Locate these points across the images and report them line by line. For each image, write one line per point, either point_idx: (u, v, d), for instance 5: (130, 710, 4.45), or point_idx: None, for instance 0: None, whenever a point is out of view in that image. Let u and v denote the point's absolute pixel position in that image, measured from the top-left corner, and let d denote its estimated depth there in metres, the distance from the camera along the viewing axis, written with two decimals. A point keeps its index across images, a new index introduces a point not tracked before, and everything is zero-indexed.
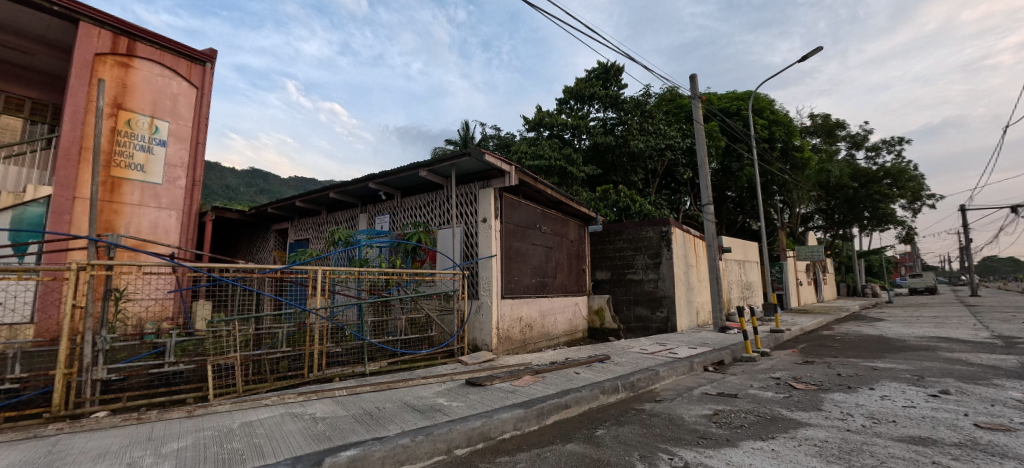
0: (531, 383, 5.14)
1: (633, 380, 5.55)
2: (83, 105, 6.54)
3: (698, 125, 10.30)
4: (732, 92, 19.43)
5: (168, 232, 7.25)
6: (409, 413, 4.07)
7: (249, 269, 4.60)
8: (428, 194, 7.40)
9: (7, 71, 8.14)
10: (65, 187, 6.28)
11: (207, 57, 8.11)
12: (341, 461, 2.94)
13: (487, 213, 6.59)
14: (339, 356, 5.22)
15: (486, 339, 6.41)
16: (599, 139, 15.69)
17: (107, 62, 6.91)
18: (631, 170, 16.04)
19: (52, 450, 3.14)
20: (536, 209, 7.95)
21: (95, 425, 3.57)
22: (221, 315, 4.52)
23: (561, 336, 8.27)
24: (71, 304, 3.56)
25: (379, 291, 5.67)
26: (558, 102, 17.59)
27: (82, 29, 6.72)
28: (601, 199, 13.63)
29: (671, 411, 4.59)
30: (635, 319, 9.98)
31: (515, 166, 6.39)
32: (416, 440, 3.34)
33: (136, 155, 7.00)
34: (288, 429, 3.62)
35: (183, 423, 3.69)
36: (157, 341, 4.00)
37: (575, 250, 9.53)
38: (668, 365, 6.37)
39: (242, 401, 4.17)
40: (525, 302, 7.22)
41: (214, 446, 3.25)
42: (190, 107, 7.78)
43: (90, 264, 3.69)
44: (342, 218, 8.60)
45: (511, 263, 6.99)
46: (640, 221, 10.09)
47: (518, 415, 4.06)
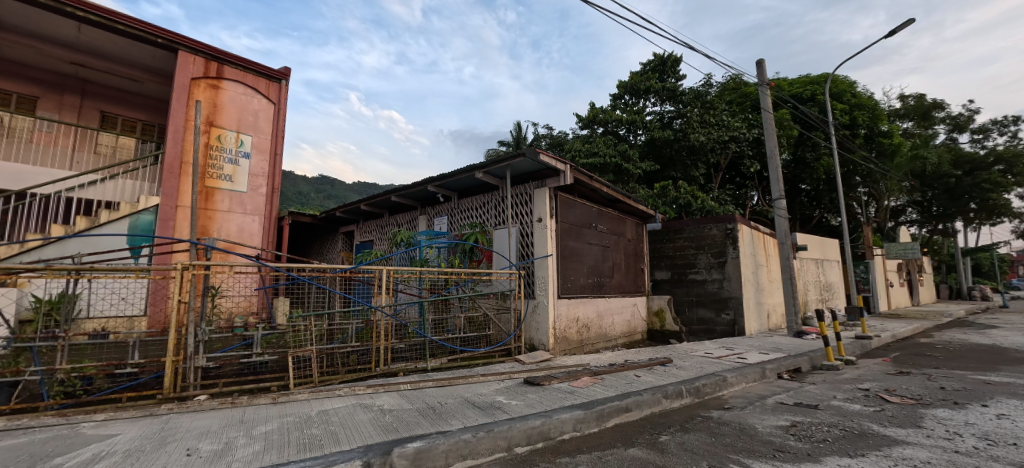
0: (589, 384, 5.03)
1: (698, 385, 5.25)
2: (182, 124, 7.40)
3: (767, 114, 9.58)
4: (806, 76, 17.88)
5: (252, 235, 8.00)
6: (470, 409, 4.14)
7: (322, 269, 4.93)
8: (483, 195, 7.53)
9: (125, 99, 9.49)
10: (169, 197, 7.15)
11: (281, 75, 8.84)
12: (408, 453, 3.06)
13: (542, 212, 6.57)
14: (402, 352, 5.44)
15: (543, 339, 6.39)
16: (656, 134, 15.10)
17: (201, 85, 7.76)
18: (691, 165, 15.28)
19: (164, 427, 3.58)
20: (591, 207, 7.80)
21: (198, 407, 4.01)
22: (299, 311, 4.90)
23: (619, 337, 8.06)
24: (176, 300, 4.03)
25: (439, 290, 5.83)
26: (612, 98, 17.21)
27: (180, 57, 7.62)
28: (660, 196, 13.11)
29: (743, 420, 4.28)
30: (698, 321, 9.48)
31: (570, 165, 6.32)
32: (478, 436, 3.40)
33: (226, 167, 7.80)
34: (359, 419, 3.84)
35: (269, 409, 4.04)
36: (246, 334, 4.41)
37: (633, 249, 9.24)
38: (737, 371, 5.97)
39: (318, 391, 4.48)
40: (582, 302, 7.11)
41: (296, 431, 3.52)
42: (269, 121, 8.52)
43: (191, 264, 4.15)
44: (402, 219, 9.00)
45: (567, 263, 6.92)
46: (703, 217, 9.56)
47: (577, 416, 4.00)
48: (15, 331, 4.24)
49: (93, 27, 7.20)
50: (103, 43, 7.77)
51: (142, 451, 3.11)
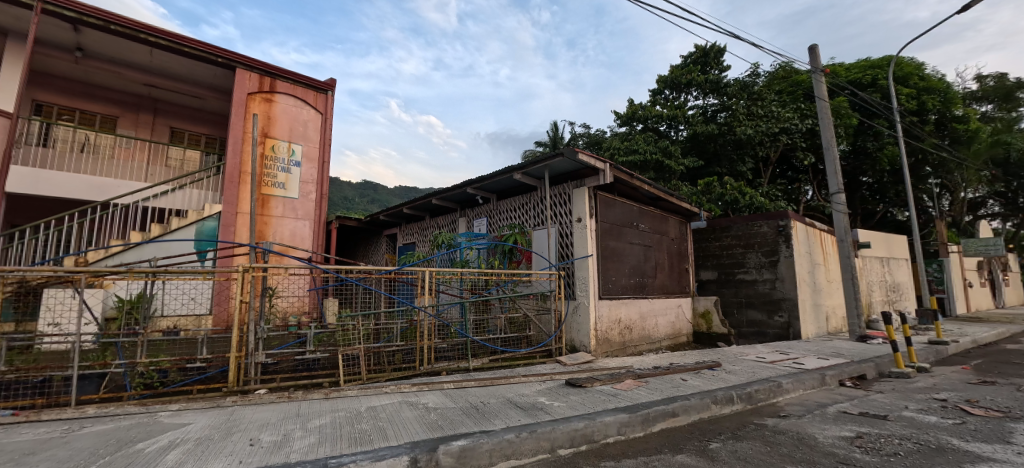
0: (633, 387, 4.90)
1: (750, 391, 4.99)
2: (241, 136, 7.94)
3: (822, 103, 8.98)
4: (865, 60, 16.61)
5: (304, 239, 8.44)
6: (513, 409, 4.16)
7: (369, 270, 5.11)
8: (522, 196, 7.55)
9: (192, 115, 10.34)
10: (230, 204, 7.69)
11: (328, 86, 9.27)
12: (453, 451, 3.12)
13: (581, 212, 6.49)
14: (445, 351, 5.54)
15: (584, 340, 6.30)
16: (699, 128, 14.56)
17: (256, 99, 8.29)
18: (738, 160, 14.56)
19: (230, 418, 3.84)
20: (632, 206, 7.62)
21: (259, 400, 4.28)
22: (347, 310, 5.12)
23: (663, 340, 7.81)
24: (238, 300, 4.33)
25: (480, 291, 5.91)
26: (652, 93, 16.85)
27: (238, 74, 8.19)
28: (704, 193, 12.61)
29: (802, 430, 4.01)
30: (748, 323, 9.01)
31: (610, 163, 6.20)
32: (521, 436, 3.40)
33: (279, 175, 8.28)
34: (406, 416, 3.95)
35: (322, 403, 4.24)
36: (300, 333, 4.66)
37: (676, 248, 8.94)
38: (793, 377, 5.62)
39: (367, 388, 4.65)
40: (624, 303, 6.95)
41: (348, 426, 3.67)
42: (317, 131, 8.97)
43: (251, 266, 4.44)
44: (443, 222, 9.20)
45: (608, 263, 6.79)
46: (752, 214, 9.09)
47: (621, 419, 3.90)
48: (103, 327, 4.72)
49: (163, 51, 7.91)
50: (171, 65, 8.51)
51: (210, 440, 3.35)
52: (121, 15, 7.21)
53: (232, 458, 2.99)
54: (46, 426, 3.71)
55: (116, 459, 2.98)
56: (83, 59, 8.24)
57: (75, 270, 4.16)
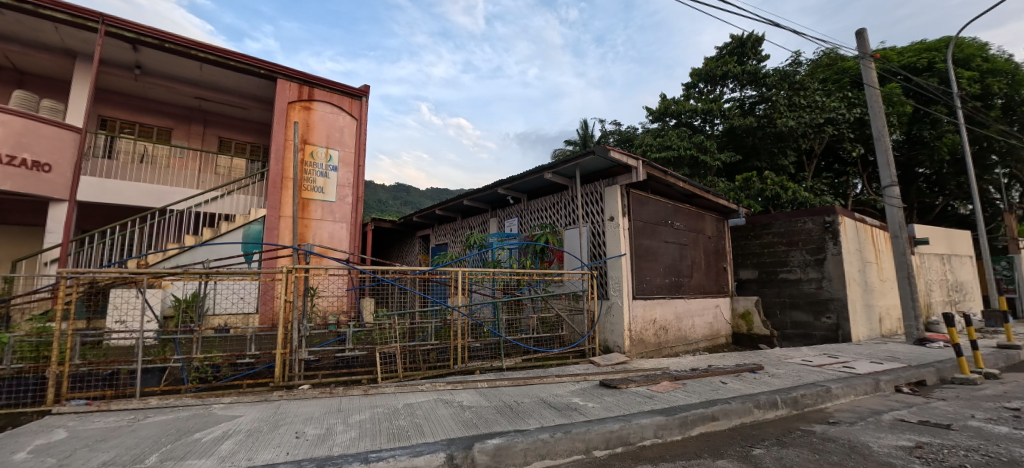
0: (670, 389, 4.78)
1: (796, 396, 4.75)
2: (282, 143, 8.34)
3: (872, 90, 8.44)
4: (920, 42, 15.50)
5: (341, 241, 8.75)
6: (546, 409, 4.14)
7: (404, 271, 5.26)
8: (553, 195, 7.52)
9: (239, 125, 10.96)
10: (274, 209, 8.08)
11: (362, 93, 9.56)
12: (488, 449, 3.14)
13: (614, 211, 6.39)
14: (478, 351, 5.60)
15: (618, 341, 6.20)
16: (736, 122, 14.12)
17: (296, 107, 8.68)
18: (779, 153, 13.86)
19: (277, 412, 4.04)
20: (666, 203, 7.43)
21: (303, 395, 4.48)
22: (383, 310, 5.27)
23: (700, 341, 7.58)
24: (283, 299, 4.56)
25: (512, 291, 5.92)
26: (685, 87, 16.49)
27: (279, 84, 8.59)
28: (743, 189, 12.13)
29: (854, 437, 3.79)
30: (792, 324, 8.58)
31: (642, 160, 6.06)
32: (556, 436, 3.39)
33: (318, 180, 8.64)
34: (441, 414, 4.02)
35: (362, 399, 4.39)
36: (340, 331, 4.84)
37: (713, 246, 8.65)
38: (843, 382, 5.31)
39: (403, 385, 4.77)
40: (659, 303, 6.79)
41: (386, 422, 3.78)
42: (353, 136, 9.27)
43: (294, 267, 4.67)
44: (474, 222, 9.30)
45: (641, 263, 6.66)
46: (795, 210, 8.67)
47: (658, 422, 3.81)
48: (163, 325, 5.08)
49: (211, 65, 8.41)
50: (218, 79, 9.04)
51: (260, 431, 3.54)
52: (174, 34, 7.72)
53: (279, 450, 3.14)
54: (115, 416, 4.03)
55: (176, 448, 3.20)
56: (141, 76, 8.89)
57: (138, 271, 4.49)
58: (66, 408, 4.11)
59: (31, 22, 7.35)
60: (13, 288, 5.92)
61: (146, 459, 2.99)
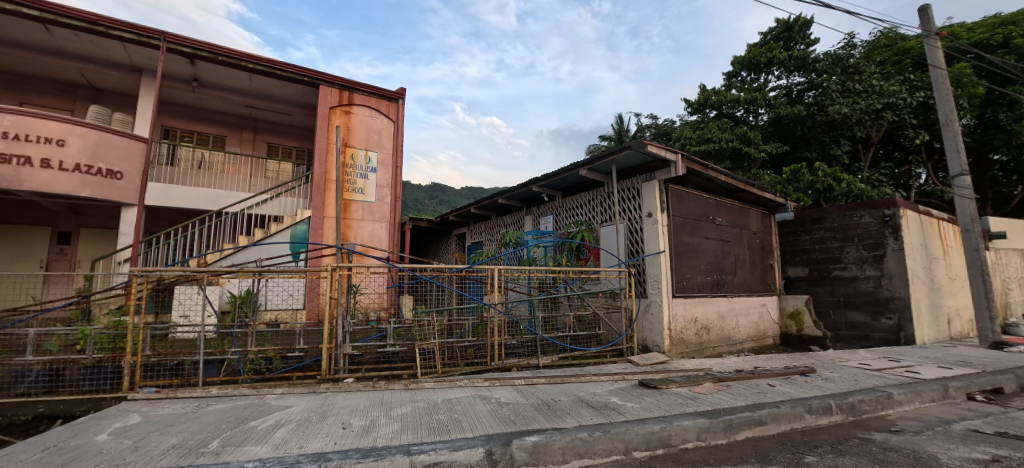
0: (713, 391, 4.61)
1: (853, 401, 4.46)
2: (325, 147, 8.70)
3: (938, 71, 7.75)
4: (994, 16, 14.07)
5: (381, 240, 9.04)
6: (584, 408, 4.11)
7: (442, 269, 5.38)
8: (589, 192, 7.43)
9: (286, 131, 11.58)
10: (318, 209, 8.45)
11: (398, 95, 9.80)
12: (526, 445, 3.16)
13: (652, 207, 6.24)
14: (515, 348, 5.63)
15: (657, 340, 6.05)
16: (782, 111, 13.43)
17: (337, 112, 9.03)
18: (831, 143, 13.02)
19: (324, 403, 4.25)
20: (708, 198, 7.16)
21: (348, 388, 4.68)
22: (422, 307, 5.42)
23: (745, 342, 7.26)
24: (329, 296, 4.79)
25: (548, 289, 5.89)
26: (726, 77, 15.86)
27: (321, 90, 8.97)
28: (791, 181, 11.51)
29: (920, 448, 3.51)
30: (847, 325, 8.04)
31: (682, 154, 5.85)
32: (595, 436, 3.35)
33: (358, 181, 8.95)
34: (480, 409, 4.08)
35: (403, 394, 4.52)
36: (381, 328, 5.01)
37: (759, 242, 8.26)
38: (907, 388, 4.92)
39: (442, 381, 4.87)
40: (700, 302, 6.56)
41: (427, 416, 3.87)
42: (390, 138, 9.53)
43: (339, 266, 4.88)
44: (509, 220, 9.35)
45: (682, 260, 6.45)
46: (850, 203, 8.12)
47: (701, 424, 3.68)
48: (221, 319, 5.45)
49: (259, 75, 8.90)
50: (266, 87, 9.55)
51: (310, 421, 3.74)
52: (225, 47, 8.22)
53: (328, 440, 3.30)
54: (182, 403, 4.37)
55: (235, 434, 3.43)
56: (198, 88, 9.55)
57: (199, 270, 4.84)
58: (139, 395, 4.50)
59: (103, 43, 8.05)
60: (93, 285, 6.54)
61: (209, 444, 3.23)
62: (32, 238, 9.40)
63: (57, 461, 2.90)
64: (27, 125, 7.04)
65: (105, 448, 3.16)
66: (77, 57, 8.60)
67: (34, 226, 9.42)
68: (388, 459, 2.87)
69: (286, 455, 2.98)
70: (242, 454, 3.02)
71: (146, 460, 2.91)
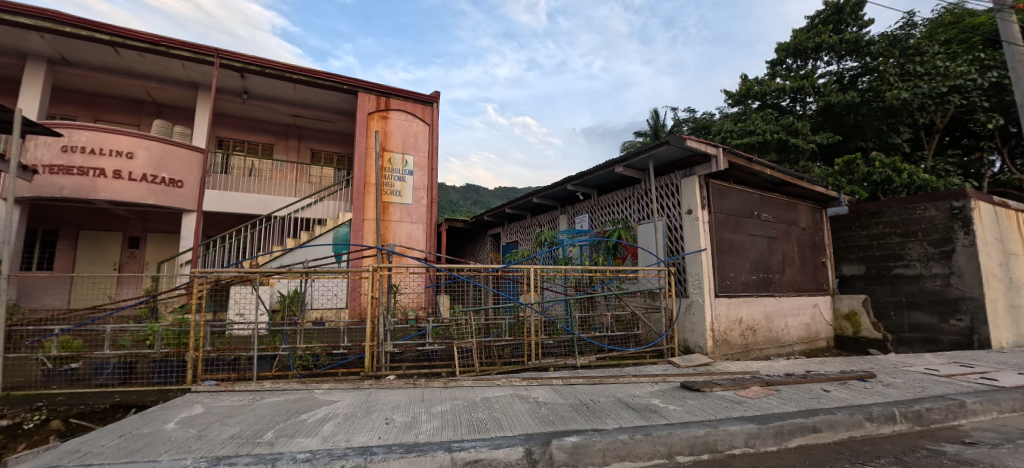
0: (761, 395, 4.40)
1: (919, 409, 4.13)
2: (364, 151, 9.02)
3: (1014, 49, 7.02)
4: None
5: (419, 241, 9.27)
6: (624, 410, 4.05)
7: (478, 269, 5.46)
8: (625, 190, 7.29)
9: (329, 138, 12.12)
10: (359, 212, 8.77)
11: (433, 98, 9.98)
12: (566, 446, 3.15)
13: (691, 203, 6.04)
14: (552, 348, 5.61)
15: (699, 341, 5.86)
16: (833, 99, 12.68)
17: (375, 117, 9.33)
18: (889, 130, 12.08)
19: (368, 399, 4.41)
20: (752, 193, 6.84)
21: (390, 385, 4.84)
22: (460, 306, 5.53)
23: (796, 344, 6.90)
24: (372, 295, 4.97)
25: (584, 288, 5.85)
26: (770, 65, 15.12)
27: (359, 97, 9.30)
28: (845, 173, 10.83)
29: (998, 462, 3.21)
30: (910, 327, 7.46)
31: (723, 147, 5.62)
32: (636, 438, 3.29)
33: (396, 184, 9.22)
34: (519, 409, 4.10)
35: (442, 392, 4.61)
36: (421, 327, 5.15)
37: (809, 239, 7.82)
38: (983, 396, 4.51)
39: (480, 379, 4.93)
40: (745, 302, 6.29)
41: (466, 414, 3.94)
42: (426, 141, 9.74)
43: (380, 266, 5.05)
44: (544, 220, 9.34)
45: (725, 258, 6.21)
46: (912, 195, 7.53)
47: (749, 430, 3.53)
48: (272, 317, 5.77)
49: (302, 85, 9.34)
50: (309, 96, 10.02)
51: (355, 416, 3.89)
52: (271, 60, 8.69)
53: (373, 434, 3.43)
54: (239, 395, 4.66)
55: (287, 426, 3.63)
56: (248, 100, 10.14)
57: (252, 271, 5.16)
58: (202, 387, 4.85)
59: (164, 62, 8.71)
60: (159, 285, 7.10)
61: (264, 435, 3.42)
62: (106, 242, 10.31)
63: (133, 447, 3.17)
64: (100, 140, 7.74)
65: (172, 436, 3.43)
66: (141, 76, 9.34)
67: (109, 231, 10.33)
68: (429, 455, 2.94)
69: (334, 447, 3.12)
70: (294, 445, 3.18)
71: (207, 448, 3.13)
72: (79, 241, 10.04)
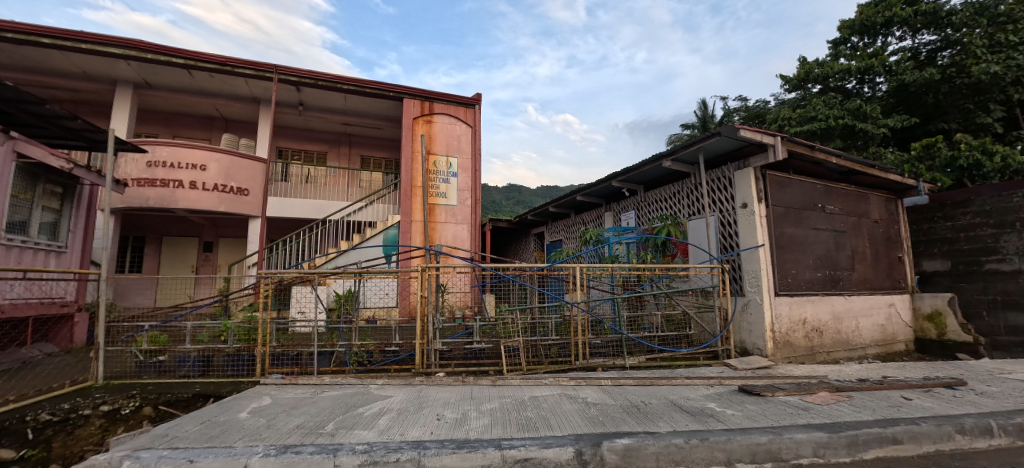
0: (831, 402, 4.09)
1: (1022, 422, 3.66)
2: (410, 155, 9.32)
3: None
4: None
5: (464, 241, 9.46)
6: (678, 413, 3.90)
7: (523, 268, 5.50)
8: (674, 184, 7.03)
9: (378, 143, 12.67)
10: (406, 214, 9.08)
11: (475, 100, 10.14)
12: (617, 448, 3.09)
13: (746, 197, 5.72)
14: (599, 347, 5.54)
15: (758, 343, 5.55)
16: (907, 77, 11.56)
17: (420, 122, 9.63)
18: (976, 109, 10.81)
19: (419, 395, 4.56)
20: (816, 184, 6.37)
21: (440, 382, 4.97)
22: (505, 305, 5.62)
23: (869, 346, 6.36)
24: (421, 294, 5.14)
25: (632, 287, 5.72)
26: (832, 46, 13.99)
27: (405, 103, 9.64)
28: (925, 158, 9.85)
29: None
30: (1008, 330, 6.62)
31: (781, 136, 5.27)
32: (691, 443, 3.16)
33: (441, 186, 9.47)
34: (567, 408, 4.08)
35: (491, 390, 4.68)
36: (469, 326, 5.27)
37: (882, 232, 7.17)
38: None
39: (527, 378, 4.96)
40: (810, 301, 5.88)
41: (515, 412, 3.97)
42: (469, 143, 9.91)
43: (429, 266, 5.20)
44: (589, 217, 9.23)
45: (785, 254, 5.82)
46: (1006, 181, 6.71)
47: (817, 438, 3.29)
48: (330, 316, 6.12)
49: (352, 95, 9.82)
50: (358, 105, 10.51)
51: (408, 411, 4.03)
52: (323, 72, 9.20)
53: (426, 429, 3.54)
54: (302, 388, 4.98)
55: (346, 419, 3.84)
56: (303, 111, 10.80)
57: (312, 271, 5.50)
58: (270, 380, 5.23)
59: (230, 80, 9.47)
60: (230, 286, 7.72)
61: (325, 426, 3.64)
62: (185, 247, 11.39)
63: (214, 433, 3.48)
64: (178, 155, 8.54)
65: (244, 424, 3.73)
66: (211, 94, 10.21)
67: (187, 237, 11.38)
68: (481, 452, 3.00)
69: (389, 440, 3.25)
70: (353, 437, 3.36)
71: (276, 437, 3.38)
72: (162, 247, 11.15)
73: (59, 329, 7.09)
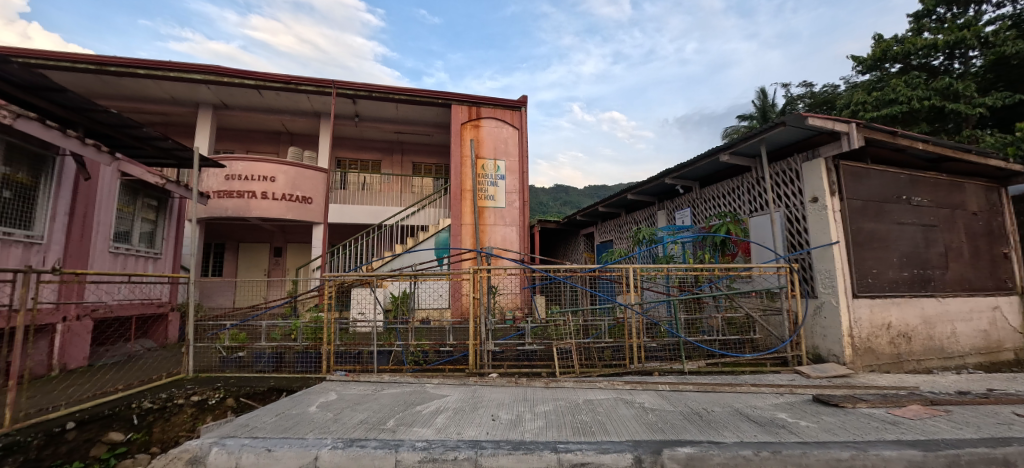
0: (925, 416, 3.68)
1: None
2: (459, 160, 9.56)
3: None
4: None
5: (512, 242, 9.59)
6: (745, 423, 3.69)
7: (574, 269, 5.45)
8: (734, 179, 6.66)
9: (428, 150, 13.10)
10: (456, 217, 9.33)
11: (520, 102, 10.19)
12: (679, 457, 2.99)
13: (817, 190, 5.31)
14: (656, 351, 5.39)
15: (834, 349, 5.11)
16: (1009, 48, 10.19)
17: (468, 127, 9.83)
18: None
19: (474, 395, 4.66)
20: (899, 173, 5.77)
21: (493, 382, 5.05)
22: (557, 306, 5.58)
23: (969, 355, 5.66)
24: (473, 296, 5.26)
25: (689, 288, 5.48)
26: (913, 19, 12.59)
27: (453, 109, 9.88)
28: None
29: None
30: None
31: (856, 122, 4.83)
32: (761, 454, 2.98)
33: (489, 189, 9.62)
34: (624, 413, 3.99)
35: (544, 392, 4.66)
36: (521, 327, 5.30)
37: (983, 226, 6.34)
38: None
39: (581, 381, 4.92)
40: (894, 304, 5.34)
41: (570, 416, 3.95)
42: (517, 145, 9.99)
43: (481, 268, 5.30)
44: (640, 216, 8.99)
45: (863, 252, 5.33)
46: None
47: (909, 456, 2.97)
48: (387, 316, 6.39)
49: (403, 104, 10.23)
50: (408, 113, 10.93)
51: (465, 411, 4.13)
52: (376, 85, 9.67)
53: (482, 429, 3.61)
54: (365, 385, 5.26)
55: (406, 416, 4.00)
56: (359, 122, 11.41)
57: (367, 274, 5.66)
58: (335, 376, 5.58)
59: (293, 97, 10.20)
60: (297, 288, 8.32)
61: (386, 422, 3.82)
62: (257, 252, 12.41)
63: (290, 425, 3.77)
64: (251, 168, 9.34)
65: (315, 418, 4.01)
66: (278, 111, 11.05)
67: (258, 243, 12.40)
68: (537, 454, 3.01)
69: (448, 438, 3.35)
70: (413, 434, 3.50)
71: (343, 431, 3.60)
72: (238, 252, 12.23)
73: (156, 327, 8.00)
